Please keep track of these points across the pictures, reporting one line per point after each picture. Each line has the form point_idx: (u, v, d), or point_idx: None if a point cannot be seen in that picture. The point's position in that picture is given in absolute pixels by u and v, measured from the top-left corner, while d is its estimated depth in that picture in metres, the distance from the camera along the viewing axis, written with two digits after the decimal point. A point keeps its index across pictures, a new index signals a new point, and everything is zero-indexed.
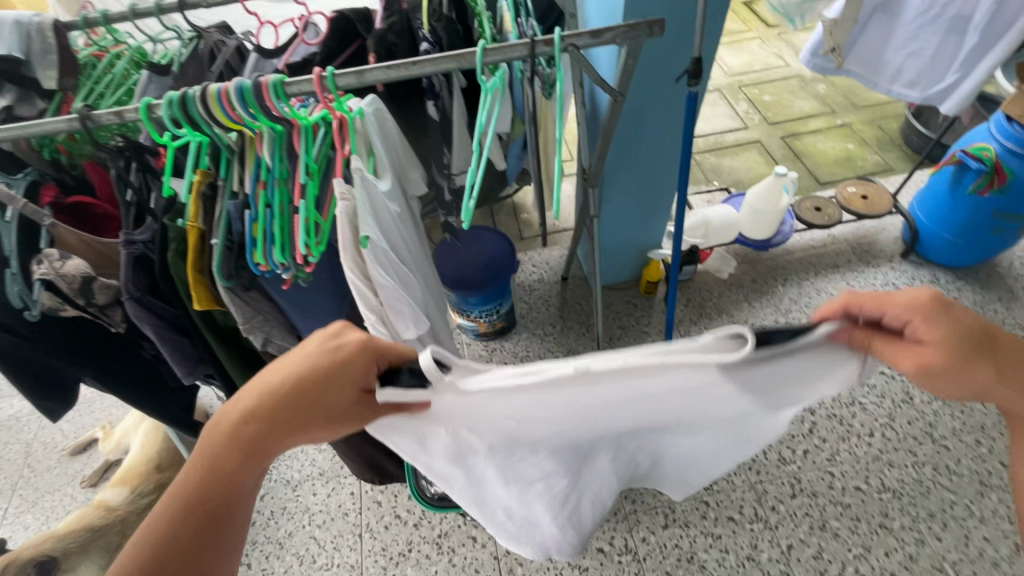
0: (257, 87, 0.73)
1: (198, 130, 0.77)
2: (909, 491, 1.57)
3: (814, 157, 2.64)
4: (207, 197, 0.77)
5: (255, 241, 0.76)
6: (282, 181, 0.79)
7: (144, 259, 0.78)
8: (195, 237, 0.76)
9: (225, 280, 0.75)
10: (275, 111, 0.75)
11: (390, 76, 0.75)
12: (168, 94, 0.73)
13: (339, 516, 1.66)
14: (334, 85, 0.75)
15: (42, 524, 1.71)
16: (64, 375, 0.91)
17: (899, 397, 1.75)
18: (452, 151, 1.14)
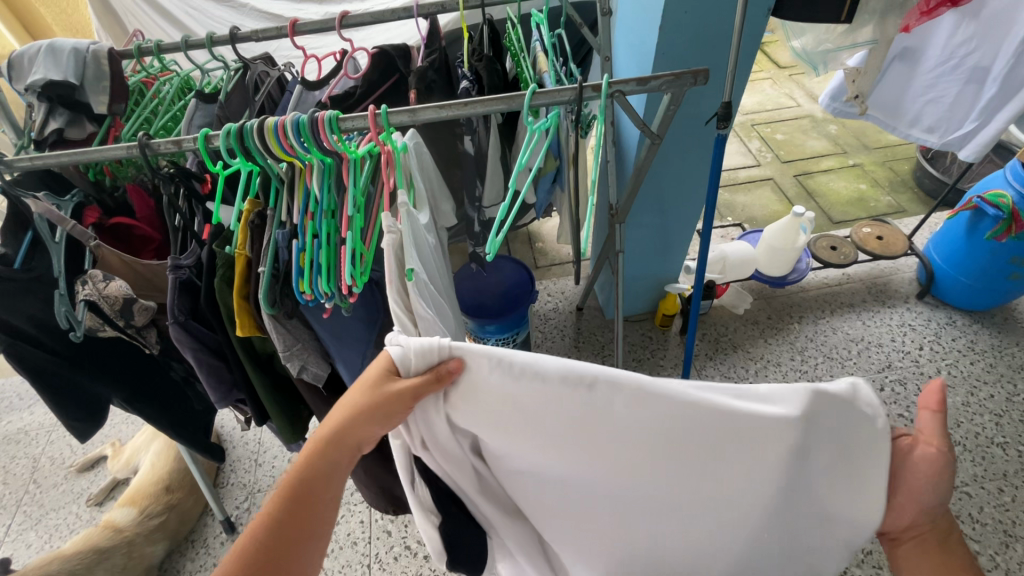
0: (312, 122, 0.75)
1: (252, 161, 0.79)
2: None
3: (827, 196, 2.68)
4: (256, 225, 0.79)
5: (301, 270, 0.77)
6: (329, 212, 0.80)
7: (189, 284, 0.79)
8: (242, 264, 0.77)
9: (269, 308, 0.76)
10: (328, 145, 0.77)
11: (440, 115, 0.78)
12: (227, 126, 0.76)
13: (348, 545, 1.63)
14: (387, 122, 0.77)
15: (45, 542, 1.67)
16: (95, 397, 0.91)
17: None
18: (485, 184, 1.17)
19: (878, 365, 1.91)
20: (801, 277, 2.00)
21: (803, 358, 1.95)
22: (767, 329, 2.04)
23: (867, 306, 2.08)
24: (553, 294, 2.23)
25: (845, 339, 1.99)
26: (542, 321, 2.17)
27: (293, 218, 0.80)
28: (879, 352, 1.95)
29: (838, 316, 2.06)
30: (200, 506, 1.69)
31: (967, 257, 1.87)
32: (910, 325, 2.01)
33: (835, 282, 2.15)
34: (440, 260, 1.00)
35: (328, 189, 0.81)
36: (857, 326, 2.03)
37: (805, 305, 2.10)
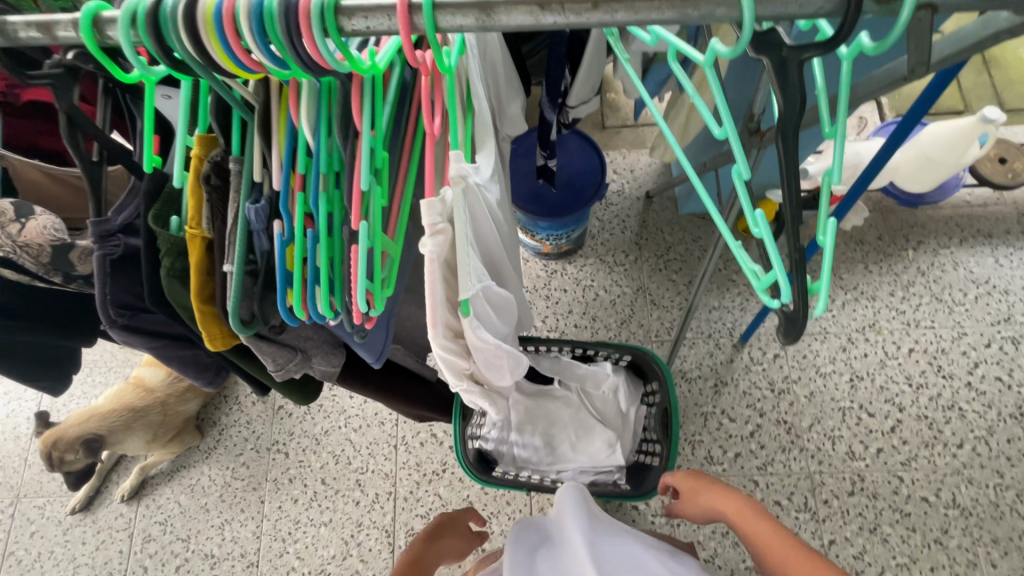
0: (288, 11, 0.38)
1: (187, 72, 0.44)
2: (980, 512, 1.44)
3: (1009, 68, 1.98)
4: (213, 187, 0.48)
5: (291, 276, 0.49)
6: (331, 178, 0.48)
7: (130, 258, 0.53)
8: (198, 252, 0.49)
9: (246, 328, 0.50)
10: (320, 60, 0.40)
11: (539, 23, 0.39)
12: (130, 1, 0.39)
13: (376, 424, 1.63)
14: (433, 25, 0.39)
15: (86, 376, 1.72)
16: (58, 345, 0.73)
17: (1008, 410, 1.52)
18: (577, 76, 0.76)
19: (993, 318, 1.60)
20: (943, 194, 1.60)
21: (905, 296, 1.64)
22: (872, 253, 1.68)
23: (1009, 239, 1.66)
24: (619, 172, 1.84)
25: (964, 279, 1.64)
26: (601, 205, 1.83)
27: (272, 181, 0.48)
28: (1002, 301, 1.61)
29: (966, 248, 1.67)
30: None
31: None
32: None
33: (980, 202, 1.70)
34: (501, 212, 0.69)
35: (327, 133, 0.47)
36: (986, 264, 1.65)
37: (929, 228, 1.69)
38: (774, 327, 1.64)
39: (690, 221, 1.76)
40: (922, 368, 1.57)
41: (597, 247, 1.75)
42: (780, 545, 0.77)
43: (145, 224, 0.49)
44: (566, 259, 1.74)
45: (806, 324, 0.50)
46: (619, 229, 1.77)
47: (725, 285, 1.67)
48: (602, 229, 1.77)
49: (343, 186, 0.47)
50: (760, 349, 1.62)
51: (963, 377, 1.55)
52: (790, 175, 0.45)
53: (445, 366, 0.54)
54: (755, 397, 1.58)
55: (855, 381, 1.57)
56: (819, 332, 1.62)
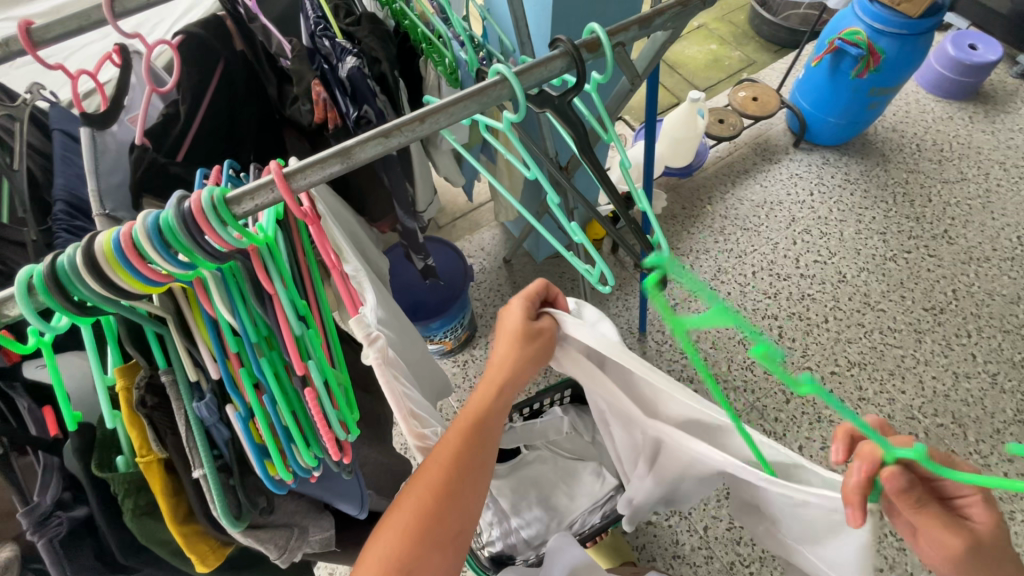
0: (184, 218, 0.44)
1: (95, 313, 0.46)
2: (870, 359, 1.76)
3: (688, 65, 2.68)
4: (151, 407, 0.48)
5: (262, 447, 0.50)
6: (263, 344, 0.51)
7: (78, 530, 0.50)
8: (159, 476, 0.48)
9: (238, 523, 0.49)
10: (222, 245, 0.46)
11: (388, 147, 0.50)
12: (23, 274, 0.42)
13: None
14: (309, 181, 0.48)
15: None
16: None
17: (835, 279, 1.92)
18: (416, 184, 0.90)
19: (785, 222, 2.04)
20: (702, 160, 2.03)
21: (726, 238, 2.01)
22: (686, 219, 2.06)
23: (759, 168, 2.18)
24: (473, 254, 2.01)
25: (751, 207, 2.08)
26: (474, 287, 1.97)
27: (209, 372, 0.50)
28: (782, 208, 2.07)
29: (739, 186, 2.14)
30: None
31: (904, 56, 1.80)
32: (797, 175, 2.16)
33: (727, 154, 2.22)
34: (396, 318, 0.74)
35: (245, 308, 0.51)
36: (757, 190, 2.12)
37: (709, 185, 2.14)
38: (658, 309, 1.88)
39: (550, 264, 1.97)
40: (769, 281, 1.92)
41: (490, 322, 1.86)
42: None
43: (92, 477, 0.47)
44: (469, 346, 1.81)
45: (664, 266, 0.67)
46: (500, 299, 1.91)
47: (605, 297, 1.89)
48: (486, 306, 1.90)
49: (277, 343, 0.51)
50: (659, 331, 1.83)
51: (797, 272, 1.93)
52: (600, 175, 0.61)
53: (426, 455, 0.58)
54: (679, 371, 1.76)
55: (736, 315, 1.85)
56: (689, 295, 1.90)
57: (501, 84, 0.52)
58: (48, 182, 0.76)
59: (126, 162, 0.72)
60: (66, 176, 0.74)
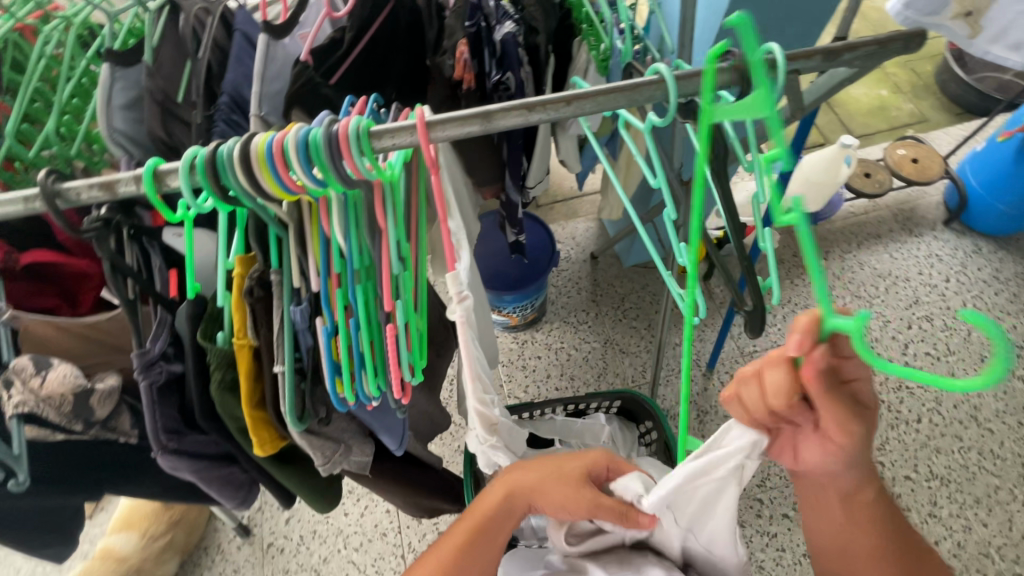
0: (330, 140, 0.47)
1: (234, 203, 0.51)
2: (956, 478, 1.57)
3: (848, 106, 2.45)
4: (256, 298, 0.53)
5: (335, 364, 0.54)
6: (362, 272, 0.54)
7: (171, 383, 0.56)
8: (247, 360, 0.53)
9: (298, 423, 0.53)
10: (355, 174, 0.49)
11: (528, 120, 0.50)
12: (189, 153, 0.47)
13: (377, 537, 1.54)
14: (446, 134, 0.49)
15: (36, 565, 1.52)
16: (65, 505, 0.69)
17: (945, 380, 1.71)
18: (534, 160, 0.90)
19: (905, 302, 1.84)
20: (832, 211, 1.86)
21: (831, 299, 1.85)
22: (793, 268, 1.91)
23: (894, 236, 1.96)
24: (562, 241, 2.01)
25: (872, 275, 1.89)
26: (554, 273, 1.97)
27: (310, 283, 0.54)
28: (907, 287, 1.87)
29: (865, 250, 1.95)
30: (206, 513, 1.54)
31: None
32: (937, 256, 1.92)
33: (862, 211, 2.02)
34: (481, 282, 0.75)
35: (356, 235, 0.54)
36: (883, 260, 1.92)
37: (831, 240, 1.97)
38: (733, 350, 1.78)
39: (635, 272, 1.92)
40: None
41: (559, 311, 1.86)
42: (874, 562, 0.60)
43: (193, 342, 0.53)
44: (533, 328, 1.82)
45: (766, 318, 0.61)
46: (575, 291, 1.90)
47: (681, 322, 1.82)
48: (560, 294, 1.90)
49: (374, 275, 0.54)
50: (728, 373, 1.74)
51: (901, 359, 1.75)
52: (726, 202, 0.58)
53: (477, 419, 0.60)
54: None
55: None
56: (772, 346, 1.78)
57: (657, 84, 0.50)
58: (222, 75, 0.84)
59: (289, 73, 0.78)
60: (237, 74, 0.81)
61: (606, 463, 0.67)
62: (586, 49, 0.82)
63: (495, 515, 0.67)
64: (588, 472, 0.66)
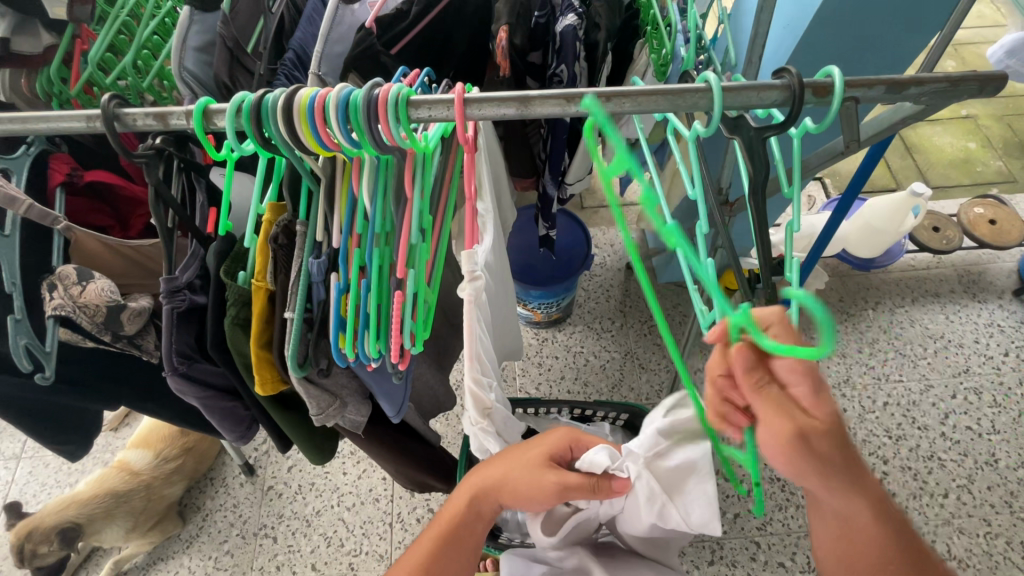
0: (370, 102, 0.48)
1: (273, 151, 0.53)
2: (976, 563, 1.46)
3: (928, 153, 2.30)
4: (279, 245, 0.55)
5: (342, 320, 0.56)
6: (382, 237, 0.56)
7: (192, 312, 0.59)
8: (262, 302, 0.56)
9: (299, 370, 0.55)
10: (389, 139, 0.50)
11: (565, 111, 0.50)
12: (238, 96, 0.50)
13: (370, 501, 1.58)
14: (482, 114, 0.50)
15: (62, 464, 1.64)
16: (86, 408, 0.75)
17: (982, 458, 1.59)
18: (576, 157, 0.90)
19: (954, 369, 1.72)
20: (890, 260, 1.76)
21: (872, 352, 1.76)
22: (836, 313, 1.83)
23: (954, 298, 1.84)
24: (600, 246, 1.98)
25: (922, 335, 1.78)
26: (586, 277, 1.95)
27: (332, 239, 0.56)
28: (958, 354, 1.75)
29: (919, 307, 1.83)
30: (217, 446, 1.62)
31: None
32: (998, 326, 1.79)
33: (923, 266, 1.90)
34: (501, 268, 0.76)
35: (382, 199, 0.55)
36: (938, 320, 1.81)
37: (883, 290, 1.86)
38: None
39: (669, 289, 1.88)
40: (898, 421, 1.65)
41: (585, 315, 1.84)
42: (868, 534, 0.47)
43: (216, 276, 0.56)
44: (555, 327, 1.82)
45: None
46: (604, 298, 1.88)
47: (707, 347, 1.77)
48: (588, 298, 1.88)
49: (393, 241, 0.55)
50: None
51: (938, 428, 1.64)
52: (759, 225, 0.55)
53: (471, 400, 0.60)
54: None
55: None
56: None
57: (703, 92, 0.49)
58: (291, 32, 0.88)
59: (352, 38, 0.80)
60: (305, 33, 0.84)
61: (567, 443, 0.68)
62: (647, 52, 0.81)
63: (470, 512, 0.65)
64: (549, 456, 0.66)
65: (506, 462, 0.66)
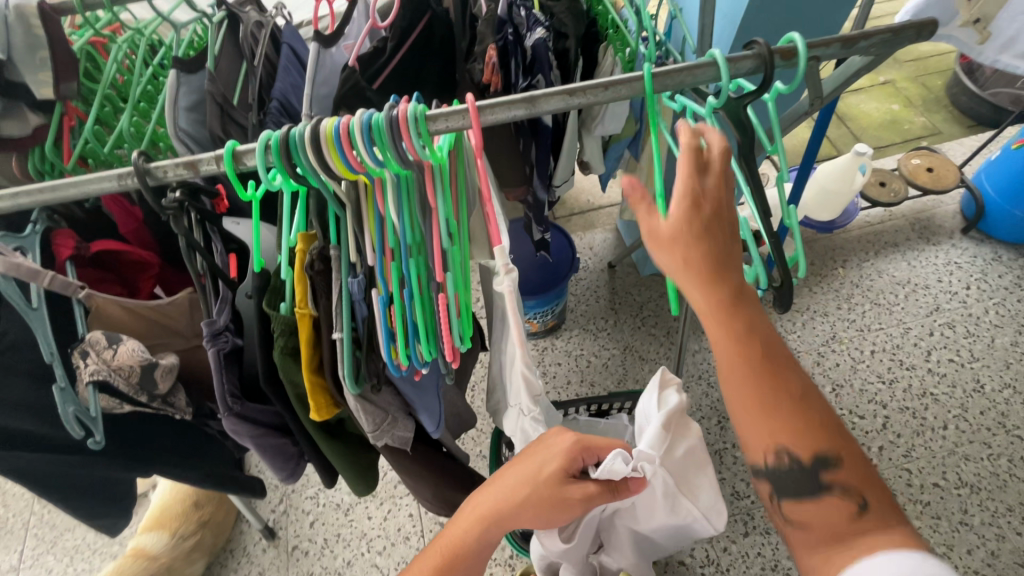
0: (391, 122, 0.52)
1: (300, 182, 0.56)
2: (987, 485, 1.54)
3: (859, 120, 2.49)
4: (316, 271, 0.58)
5: (389, 331, 0.58)
6: (414, 247, 0.59)
7: (235, 353, 0.60)
8: (308, 328, 0.57)
9: (355, 386, 0.57)
10: (412, 154, 0.54)
11: (568, 104, 0.55)
12: (265, 135, 0.52)
13: (400, 541, 1.55)
14: (494, 118, 0.54)
15: (68, 566, 1.55)
16: (122, 478, 0.73)
17: (970, 386, 1.70)
18: (561, 159, 0.95)
19: (926, 309, 1.84)
20: (848, 220, 1.89)
21: (850, 307, 1.87)
22: (810, 276, 1.93)
23: (911, 244, 1.98)
24: (580, 250, 2.05)
25: (891, 283, 1.90)
26: (572, 282, 2.01)
27: (366, 258, 0.58)
28: (927, 294, 1.87)
29: (883, 258, 1.96)
30: (234, 515, 1.56)
31: None
32: (956, 264, 1.93)
33: (878, 220, 2.04)
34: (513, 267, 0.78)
35: (408, 212, 0.58)
36: (902, 268, 1.93)
37: (848, 248, 1.99)
38: None
39: (654, 281, 1.95)
40: (888, 365, 1.75)
41: (578, 319, 1.89)
42: (766, 412, 0.57)
43: (260, 310, 0.57)
44: (553, 335, 1.85)
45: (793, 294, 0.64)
46: (594, 300, 1.93)
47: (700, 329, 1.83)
48: (578, 302, 1.93)
49: (425, 249, 0.58)
50: None
51: (924, 365, 1.74)
52: (751, 184, 0.61)
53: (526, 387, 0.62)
54: None
55: (838, 389, 1.72)
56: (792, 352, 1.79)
57: (686, 71, 0.55)
58: (273, 83, 0.91)
59: (337, 79, 0.84)
60: (288, 82, 0.88)
61: (587, 446, 0.64)
62: (612, 54, 0.87)
63: (479, 533, 0.65)
64: (566, 466, 0.63)
65: (525, 486, 0.63)
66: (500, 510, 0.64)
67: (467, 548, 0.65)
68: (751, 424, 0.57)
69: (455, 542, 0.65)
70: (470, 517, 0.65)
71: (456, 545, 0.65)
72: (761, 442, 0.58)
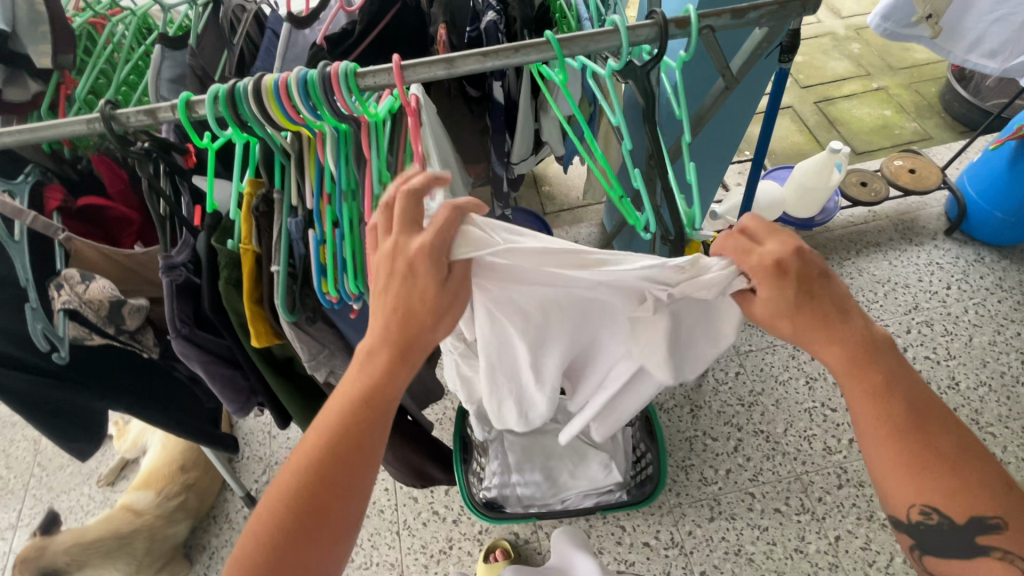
0: (324, 78, 0.59)
1: (247, 132, 0.63)
2: None
3: (850, 124, 2.52)
4: (261, 213, 0.65)
5: (323, 267, 0.65)
6: (349, 194, 0.65)
7: (188, 286, 0.67)
8: (250, 262, 0.64)
9: (290, 315, 0.64)
10: (344, 108, 0.61)
11: (484, 66, 0.61)
12: (213, 87, 0.59)
13: (375, 513, 1.61)
14: (417, 77, 0.61)
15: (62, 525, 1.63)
16: (94, 408, 0.81)
17: (944, 383, 1.70)
18: (516, 136, 1.01)
19: (904, 307, 1.86)
20: (828, 218, 1.92)
21: None
22: None
23: (893, 244, 1.99)
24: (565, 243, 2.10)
25: (871, 281, 1.92)
26: None
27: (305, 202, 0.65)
28: (906, 293, 1.88)
29: (864, 257, 1.98)
30: (218, 482, 1.63)
31: None
32: (937, 264, 1.94)
33: (861, 220, 2.06)
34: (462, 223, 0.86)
35: (344, 163, 0.65)
36: (883, 267, 1.95)
37: (830, 247, 2.01)
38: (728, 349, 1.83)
39: None
40: None
41: None
42: (885, 436, 0.56)
43: (209, 245, 0.64)
44: None
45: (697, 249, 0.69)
46: None
47: None
48: None
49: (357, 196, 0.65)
50: (722, 370, 1.78)
51: None
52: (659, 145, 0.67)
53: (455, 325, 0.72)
54: (730, 415, 1.70)
55: (811, 383, 1.74)
56: (768, 345, 1.82)
57: (591, 38, 0.61)
58: (252, 62, 0.99)
59: (306, 56, 0.92)
60: (264, 61, 0.96)
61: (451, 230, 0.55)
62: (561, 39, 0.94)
63: (385, 364, 0.58)
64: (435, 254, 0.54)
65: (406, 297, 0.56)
66: (396, 331, 0.57)
67: (375, 388, 0.59)
68: (888, 463, 0.56)
69: (363, 389, 0.59)
70: (375, 351, 0.58)
71: (364, 388, 0.59)
72: (909, 494, 0.57)
